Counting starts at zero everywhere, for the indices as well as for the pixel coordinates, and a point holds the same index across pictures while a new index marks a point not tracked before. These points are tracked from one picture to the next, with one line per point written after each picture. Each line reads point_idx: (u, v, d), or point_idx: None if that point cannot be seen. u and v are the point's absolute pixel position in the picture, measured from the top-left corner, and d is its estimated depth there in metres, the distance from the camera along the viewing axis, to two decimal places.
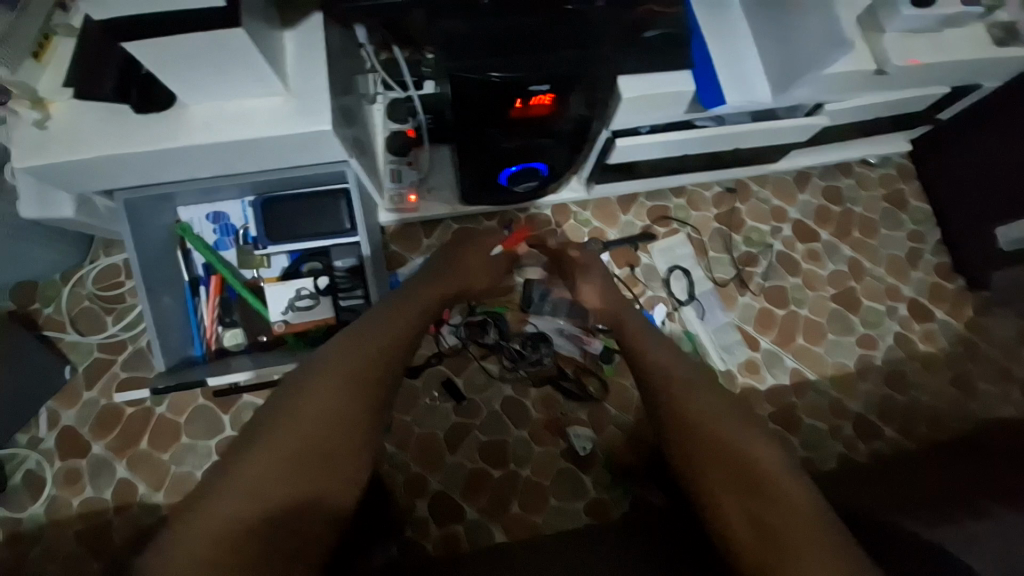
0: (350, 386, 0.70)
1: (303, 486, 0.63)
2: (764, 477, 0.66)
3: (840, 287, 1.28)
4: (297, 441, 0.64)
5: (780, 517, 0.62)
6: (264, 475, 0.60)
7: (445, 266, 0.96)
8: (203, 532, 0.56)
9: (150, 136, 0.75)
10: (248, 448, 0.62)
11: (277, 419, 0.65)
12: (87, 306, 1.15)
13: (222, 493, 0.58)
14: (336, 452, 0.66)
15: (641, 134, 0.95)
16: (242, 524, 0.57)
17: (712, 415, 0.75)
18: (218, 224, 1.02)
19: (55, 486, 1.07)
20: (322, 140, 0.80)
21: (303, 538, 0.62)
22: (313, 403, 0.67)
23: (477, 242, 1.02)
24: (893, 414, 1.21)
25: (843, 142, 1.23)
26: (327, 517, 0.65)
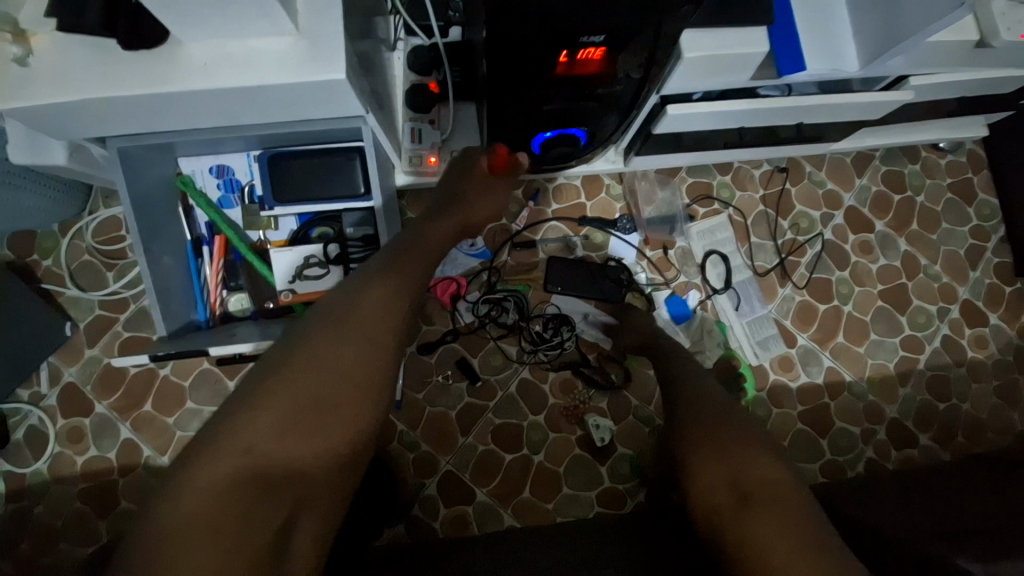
0: (354, 339, 0.64)
1: (305, 445, 0.58)
2: (751, 451, 0.67)
3: (890, 283, 1.18)
4: (299, 397, 0.59)
5: (761, 491, 0.63)
6: (264, 432, 0.57)
7: (442, 205, 0.87)
8: (201, 491, 0.53)
9: (143, 78, 0.66)
10: (247, 403, 0.58)
11: (278, 372, 0.60)
12: (88, 260, 1.09)
13: (221, 450, 0.55)
14: (342, 408, 0.61)
15: (694, 101, 0.82)
16: (243, 481, 0.54)
17: (711, 399, 0.75)
18: (221, 178, 0.94)
19: (59, 443, 1.05)
20: (336, 92, 0.70)
21: (306, 494, 0.58)
22: (316, 356, 0.62)
23: (467, 169, 0.91)
24: (930, 422, 1.14)
25: (915, 123, 1.10)
26: (335, 476, 0.61)
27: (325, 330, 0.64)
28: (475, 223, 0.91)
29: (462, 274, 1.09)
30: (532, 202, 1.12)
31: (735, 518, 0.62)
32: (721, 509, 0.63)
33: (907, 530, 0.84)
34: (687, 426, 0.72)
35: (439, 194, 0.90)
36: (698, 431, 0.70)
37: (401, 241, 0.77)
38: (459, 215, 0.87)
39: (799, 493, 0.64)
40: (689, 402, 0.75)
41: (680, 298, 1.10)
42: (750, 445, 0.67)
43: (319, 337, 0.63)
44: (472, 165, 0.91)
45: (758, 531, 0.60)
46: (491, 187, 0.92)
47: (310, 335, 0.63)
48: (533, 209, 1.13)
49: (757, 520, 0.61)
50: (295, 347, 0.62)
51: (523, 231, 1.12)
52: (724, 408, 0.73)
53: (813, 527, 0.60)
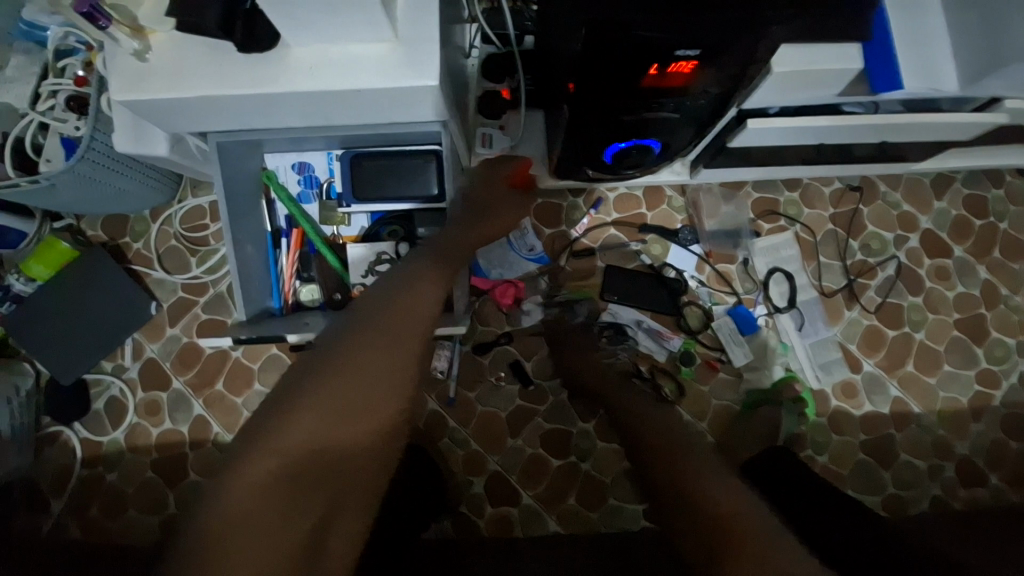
0: (396, 339, 0.65)
1: (347, 443, 0.58)
2: (697, 488, 0.64)
3: (967, 313, 1.12)
4: (339, 396, 0.59)
5: (727, 532, 0.59)
6: (307, 430, 0.56)
7: (472, 211, 0.87)
8: (246, 485, 0.53)
9: (250, 79, 0.71)
10: (290, 399, 0.58)
11: (318, 370, 0.60)
12: (174, 244, 1.17)
13: (263, 446, 0.55)
14: (384, 407, 0.61)
15: (771, 115, 0.81)
16: (287, 477, 0.54)
17: (654, 430, 0.77)
18: (302, 174, 0.99)
19: (136, 415, 1.12)
20: (425, 96, 0.73)
21: (344, 496, 0.58)
22: (357, 356, 0.62)
23: (492, 178, 0.93)
24: (1005, 462, 1.07)
25: (1005, 145, 1.04)
26: (377, 474, 0.60)
27: (368, 330, 0.64)
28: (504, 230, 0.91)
29: (519, 277, 1.10)
30: (593, 211, 1.13)
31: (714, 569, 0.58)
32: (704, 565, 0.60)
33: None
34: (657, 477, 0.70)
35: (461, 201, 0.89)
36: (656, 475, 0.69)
37: (438, 244, 0.80)
38: (488, 223, 0.87)
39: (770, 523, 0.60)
40: (656, 444, 0.74)
41: (746, 309, 1.08)
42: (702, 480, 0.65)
43: (363, 336, 0.64)
44: (496, 176, 0.93)
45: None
46: (515, 197, 0.94)
47: (351, 334, 0.64)
48: (593, 218, 1.14)
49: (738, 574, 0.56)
50: (337, 346, 0.63)
51: (581, 239, 1.13)
52: (681, 442, 0.72)
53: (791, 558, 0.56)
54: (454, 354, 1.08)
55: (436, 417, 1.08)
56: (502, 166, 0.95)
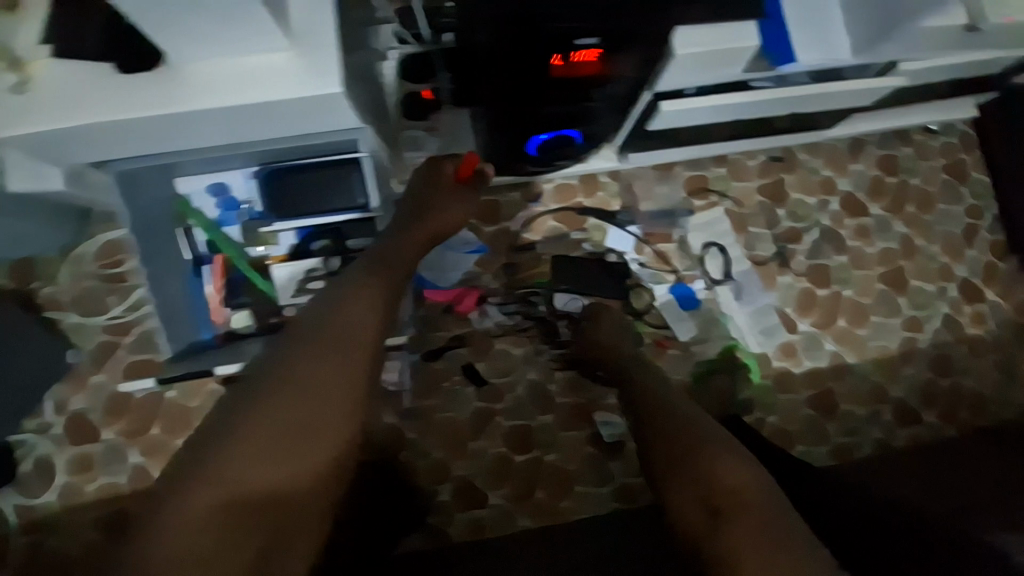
0: (327, 364, 0.66)
1: (279, 472, 0.61)
2: (708, 460, 0.69)
3: (889, 266, 1.19)
4: (267, 430, 0.61)
5: (730, 500, 0.65)
6: (236, 466, 0.59)
7: (413, 214, 0.88)
8: (181, 521, 0.56)
9: (142, 101, 0.66)
10: (218, 435, 0.61)
11: (247, 404, 0.62)
12: (88, 285, 1.09)
13: (195, 483, 0.58)
14: (316, 435, 0.64)
15: (687, 96, 0.82)
16: (221, 512, 0.58)
17: (672, 406, 0.79)
18: (220, 198, 0.91)
19: (68, 472, 1.05)
20: (336, 105, 0.70)
21: (293, 512, 0.62)
22: (285, 386, 0.64)
23: (435, 178, 0.92)
24: (935, 399, 1.16)
25: (908, 107, 1.10)
26: (315, 498, 0.64)
27: (298, 359, 0.66)
28: (449, 228, 0.91)
29: (462, 278, 1.10)
30: (532, 205, 1.13)
31: (711, 535, 0.64)
32: (698, 527, 0.66)
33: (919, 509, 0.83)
34: (659, 446, 0.75)
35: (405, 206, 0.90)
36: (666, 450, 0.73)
37: (374, 254, 0.80)
38: (430, 223, 0.88)
39: (768, 487, 0.66)
40: (657, 414, 0.79)
41: (686, 286, 1.12)
42: (714, 452, 0.70)
43: (291, 365, 0.65)
44: (438, 175, 0.93)
45: (733, 543, 0.62)
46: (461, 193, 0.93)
47: (282, 363, 0.65)
48: (533, 212, 1.13)
49: (731, 530, 0.63)
50: (267, 377, 0.64)
51: (522, 233, 1.12)
52: (684, 416, 0.76)
53: (781, 519, 0.63)
54: (404, 364, 1.06)
55: (394, 430, 1.06)
56: (443, 163, 0.94)
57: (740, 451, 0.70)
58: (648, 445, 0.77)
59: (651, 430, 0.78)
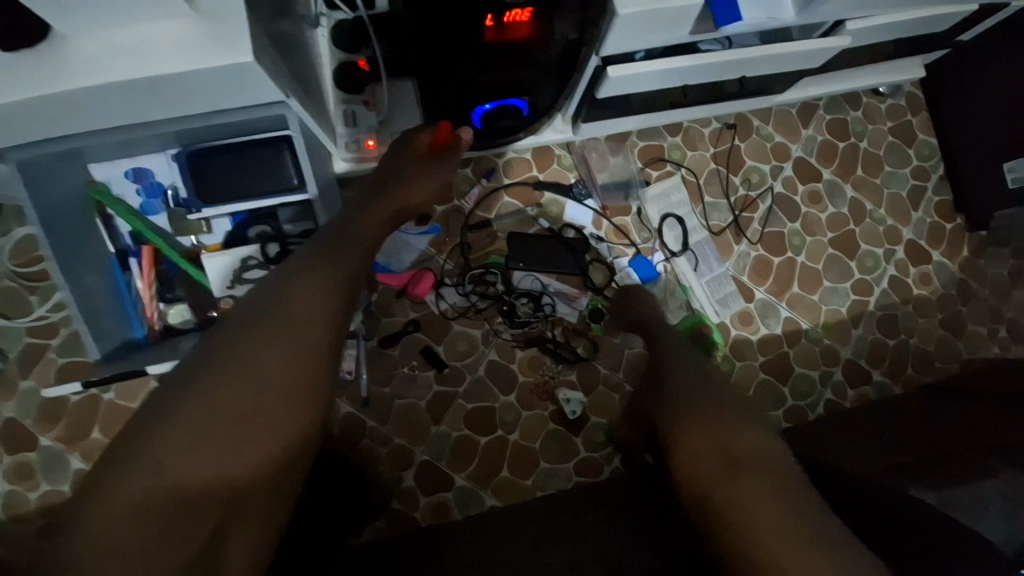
0: (283, 340, 0.61)
1: (225, 456, 0.55)
2: (730, 422, 0.68)
3: (839, 230, 1.21)
4: (212, 411, 0.55)
5: (746, 457, 0.64)
6: (175, 450, 0.53)
7: (377, 186, 0.82)
8: (108, 516, 0.49)
9: (25, 82, 0.59)
10: (155, 420, 0.54)
11: (189, 386, 0.56)
12: (6, 286, 1.02)
13: (126, 473, 0.51)
14: (269, 415, 0.58)
15: (637, 61, 0.79)
16: (156, 503, 0.51)
17: (687, 374, 0.78)
18: (141, 183, 0.86)
19: (7, 482, 0.99)
20: (250, 76, 0.64)
21: (242, 505, 0.56)
22: (234, 363, 0.58)
23: (405, 148, 0.85)
24: (883, 358, 1.20)
25: (857, 69, 1.10)
26: (268, 486, 0.58)
27: (249, 336, 0.60)
28: (414, 203, 0.84)
29: (416, 259, 1.07)
30: (484, 181, 1.09)
31: (724, 484, 0.62)
32: (708, 479, 0.64)
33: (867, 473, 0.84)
34: (677, 402, 0.74)
35: (373, 179, 0.85)
36: (679, 409, 0.72)
37: (331, 232, 0.73)
38: (395, 197, 0.82)
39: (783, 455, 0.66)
40: (673, 378, 0.78)
41: (644, 258, 1.10)
42: (735, 416, 0.69)
43: (240, 342, 0.59)
44: (409, 145, 0.85)
45: (746, 497, 0.60)
46: (432, 166, 0.86)
47: (232, 341, 0.59)
48: (485, 187, 1.10)
49: (744, 486, 0.61)
50: (213, 357, 0.58)
51: (474, 210, 1.09)
52: (701, 382, 0.76)
53: (799, 485, 0.62)
54: (359, 352, 1.03)
55: (353, 418, 1.04)
56: (417, 131, 0.86)
57: (759, 422, 0.70)
58: (661, 404, 0.75)
59: (671, 389, 0.76)
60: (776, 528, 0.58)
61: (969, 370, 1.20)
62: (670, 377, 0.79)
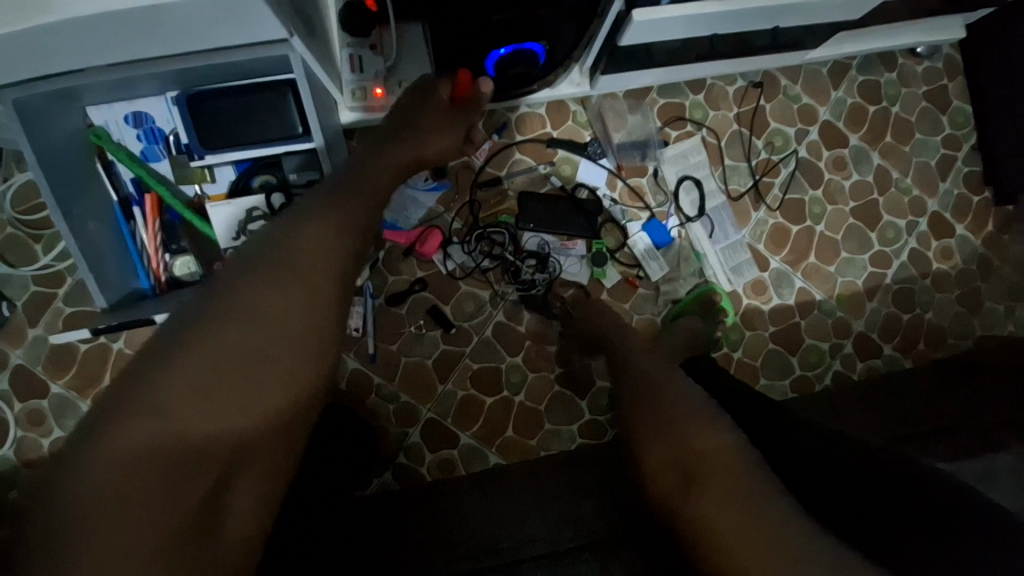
0: (289, 288, 0.60)
1: (234, 398, 0.54)
2: (683, 432, 0.65)
3: (862, 199, 1.17)
4: (218, 354, 0.54)
5: (704, 466, 0.61)
6: (182, 390, 0.52)
7: (391, 133, 0.82)
8: (114, 452, 0.48)
9: (4, 11, 0.55)
10: (159, 361, 0.52)
11: (195, 328, 0.55)
12: (11, 233, 1.01)
13: (130, 411, 0.50)
14: (277, 360, 0.57)
15: (663, 5, 0.73)
16: (164, 442, 0.50)
17: (662, 373, 0.74)
18: (140, 128, 0.84)
19: (21, 428, 1.01)
20: (250, 9, 0.60)
21: (249, 450, 0.55)
22: (240, 309, 0.57)
23: (426, 97, 0.84)
24: (895, 332, 1.18)
25: (896, 24, 1.03)
26: (278, 430, 0.57)
27: (254, 283, 0.58)
28: (427, 157, 0.84)
29: (423, 218, 1.04)
30: (495, 136, 1.05)
31: (684, 500, 0.60)
32: (671, 493, 0.62)
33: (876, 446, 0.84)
34: (637, 402, 0.70)
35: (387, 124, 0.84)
36: (637, 412, 0.69)
37: (339, 181, 0.71)
38: (408, 149, 0.80)
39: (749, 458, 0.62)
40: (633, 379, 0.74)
41: (658, 223, 1.07)
42: (688, 421, 0.66)
43: (246, 288, 0.58)
44: (431, 95, 0.84)
45: (709, 510, 0.58)
46: (452, 119, 0.86)
47: (236, 289, 0.58)
48: (495, 144, 1.06)
49: (705, 497, 0.59)
50: (216, 303, 0.57)
51: (485, 167, 1.06)
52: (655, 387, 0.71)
53: (758, 487, 0.59)
54: (366, 309, 1.03)
55: (358, 376, 1.04)
56: (438, 80, 0.85)
57: (719, 421, 0.67)
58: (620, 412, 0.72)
59: (625, 394, 0.73)
60: (741, 538, 0.55)
61: (982, 347, 1.18)
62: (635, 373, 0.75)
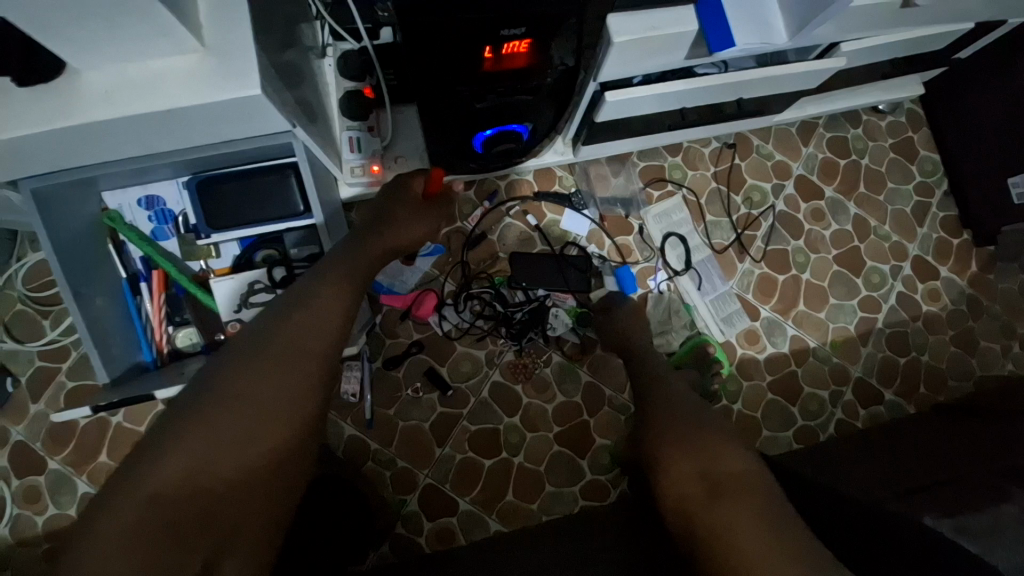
0: (273, 372, 0.61)
1: (222, 482, 0.55)
2: (717, 443, 0.67)
3: (844, 247, 1.21)
4: (211, 436, 0.55)
5: (728, 478, 0.63)
6: (172, 477, 0.52)
7: (374, 224, 0.84)
8: (104, 545, 0.48)
9: (41, 115, 0.61)
10: (152, 448, 0.53)
11: (186, 415, 0.56)
12: (21, 309, 1.04)
13: (122, 501, 0.50)
14: (262, 443, 0.58)
15: (634, 85, 0.81)
16: (153, 532, 0.49)
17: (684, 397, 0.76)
18: (152, 210, 0.89)
19: (15, 506, 1.00)
20: (257, 108, 0.66)
21: (240, 531, 0.55)
22: (231, 392, 0.58)
23: (401, 193, 0.89)
24: (894, 376, 1.18)
25: (854, 89, 1.12)
26: (267, 513, 0.58)
27: (243, 366, 0.60)
28: (408, 242, 0.86)
29: (420, 281, 1.08)
30: (488, 203, 1.10)
31: (707, 506, 0.61)
32: (693, 502, 0.62)
33: (880, 500, 0.83)
34: (664, 423, 0.72)
35: (370, 216, 0.86)
36: (663, 430, 0.71)
37: (340, 256, 0.76)
38: (395, 231, 0.84)
39: (769, 485, 0.62)
40: (659, 404, 0.76)
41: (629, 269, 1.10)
42: (719, 442, 0.67)
43: (243, 367, 0.60)
44: (404, 191, 0.89)
45: (733, 521, 0.58)
46: (427, 212, 0.89)
47: (226, 372, 0.60)
48: (487, 209, 1.11)
49: (729, 508, 0.59)
50: (208, 385, 0.59)
51: (477, 231, 1.10)
52: (685, 410, 0.73)
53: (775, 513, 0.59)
54: (363, 374, 1.03)
55: (356, 441, 1.04)
56: (414, 176, 0.91)
57: (750, 445, 0.68)
58: (648, 424, 0.74)
59: (653, 415, 0.75)
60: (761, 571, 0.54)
61: (983, 388, 1.17)
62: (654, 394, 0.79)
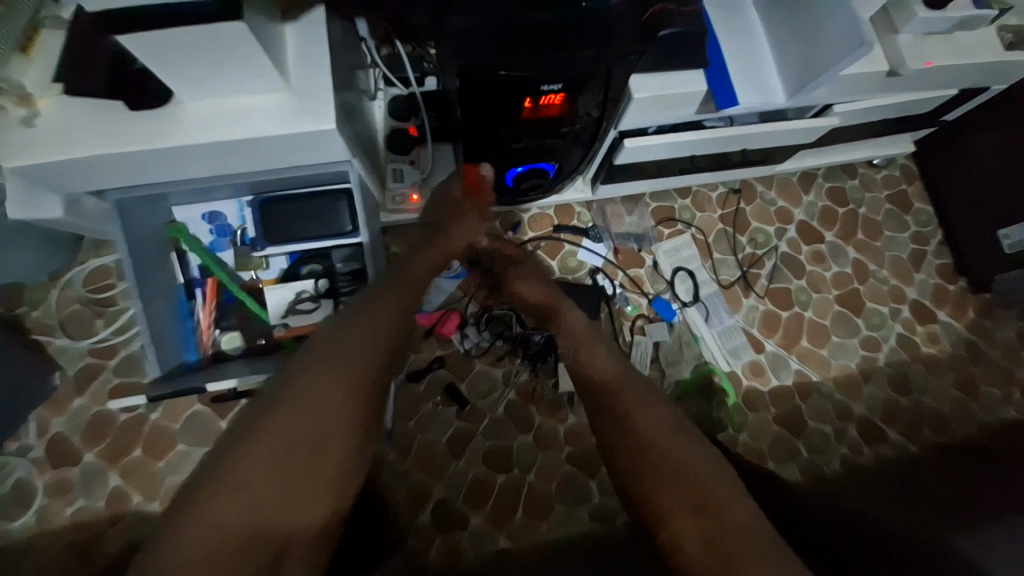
0: (332, 388, 0.67)
1: (292, 484, 0.62)
2: (724, 496, 0.66)
3: (844, 288, 1.28)
4: (282, 442, 0.62)
5: (740, 541, 0.62)
6: (254, 473, 0.60)
7: (423, 241, 0.93)
8: (202, 527, 0.56)
9: (142, 135, 0.72)
10: (234, 448, 0.61)
11: (258, 422, 0.63)
12: (77, 309, 1.13)
13: (212, 492, 0.58)
14: (323, 451, 0.64)
15: (650, 134, 0.91)
16: (234, 522, 0.57)
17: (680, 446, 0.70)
18: (214, 224, 0.98)
19: (45, 497, 1.05)
20: (324, 140, 0.77)
21: (301, 531, 0.61)
22: (298, 404, 0.65)
23: (447, 207, 0.97)
24: (897, 417, 1.21)
25: (851, 144, 1.22)
26: (328, 513, 0.64)
27: (305, 379, 0.67)
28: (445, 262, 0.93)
29: (445, 301, 1.16)
30: (511, 233, 1.21)
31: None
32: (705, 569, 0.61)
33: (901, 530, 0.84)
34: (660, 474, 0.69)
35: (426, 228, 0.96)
36: (673, 479, 0.68)
37: (386, 274, 0.84)
38: (439, 249, 0.92)
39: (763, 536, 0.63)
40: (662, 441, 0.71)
41: (664, 300, 1.19)
42: (725, 495, 0.66)
43: (308, 381, 0.66)
44: (451, 203, 0.97)
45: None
46: (468, 216, 0.96)
47: (290, 383, 0.67)
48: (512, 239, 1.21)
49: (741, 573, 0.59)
50: (275, 392, 0.66)
51: None
52: (684, 436, 0.72)
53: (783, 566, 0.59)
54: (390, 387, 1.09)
55: None
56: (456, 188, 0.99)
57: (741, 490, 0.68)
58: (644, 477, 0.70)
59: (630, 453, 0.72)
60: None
61: (986, 433, 1.20)
62: (642, 424, 0.74)
